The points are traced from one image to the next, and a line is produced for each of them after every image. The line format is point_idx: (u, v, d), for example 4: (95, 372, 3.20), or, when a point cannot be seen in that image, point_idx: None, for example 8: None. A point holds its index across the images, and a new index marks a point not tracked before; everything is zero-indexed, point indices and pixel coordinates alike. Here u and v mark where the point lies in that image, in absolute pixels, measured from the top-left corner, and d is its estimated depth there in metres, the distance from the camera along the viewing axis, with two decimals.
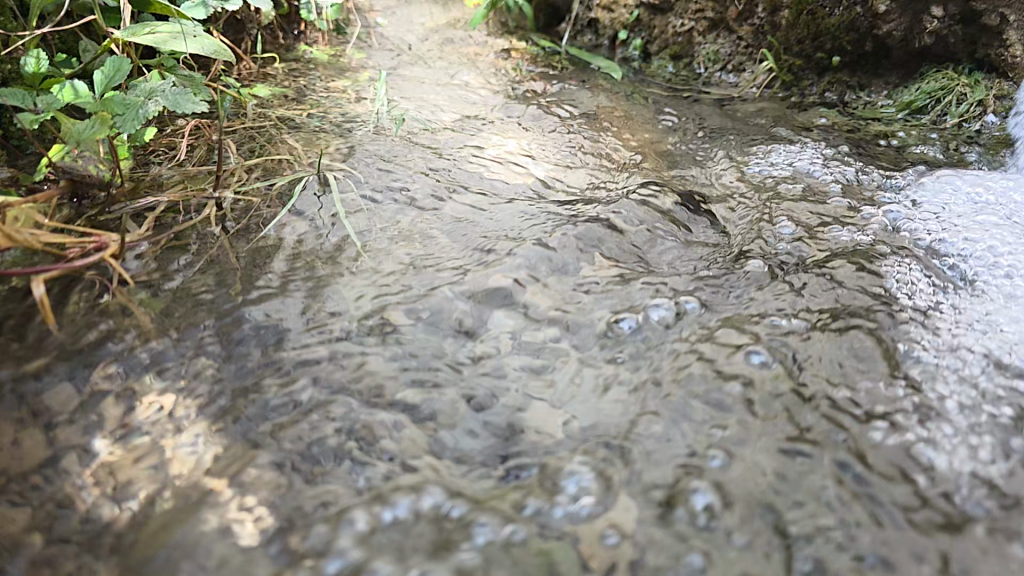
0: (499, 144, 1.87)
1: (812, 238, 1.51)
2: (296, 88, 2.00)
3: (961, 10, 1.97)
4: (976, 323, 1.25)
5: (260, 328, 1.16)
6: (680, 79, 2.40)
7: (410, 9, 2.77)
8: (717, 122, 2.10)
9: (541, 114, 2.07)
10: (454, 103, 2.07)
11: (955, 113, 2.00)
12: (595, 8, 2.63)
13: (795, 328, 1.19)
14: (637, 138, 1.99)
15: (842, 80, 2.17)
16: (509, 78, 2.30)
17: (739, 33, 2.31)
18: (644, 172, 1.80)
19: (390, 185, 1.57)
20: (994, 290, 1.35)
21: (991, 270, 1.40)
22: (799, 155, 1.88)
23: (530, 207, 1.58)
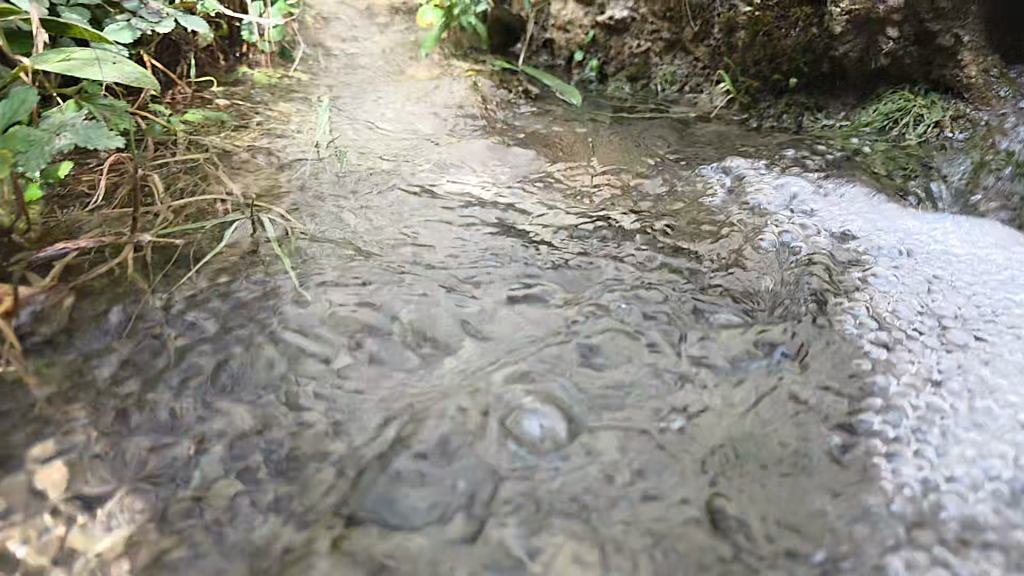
0: (445, 173, 1.79)
1: (767, 268, 1.46)
2: (235, 114, 1.90)
3: (916, 31, 1.93)
4: (931, 358, 1.21)
5: (182, 386, 1.07)
6: (636, 99, 2.35)
7: (362, 30, 2.69)
8: (674, 146, 2.04)
9: (494, 140, 2.00)
10: (403, 129, 1.99)
11: (912, 133, 1.98)
12: (550, 29, 2.58)
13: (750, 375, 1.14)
14: (591, 164, 1.93)
15: (799, 102, 2.13)
16: (461, 101, 2.22)
17: (696, 55, 2.27)
18: (597, 201, 1.74)
19: (328, 223, 1.49)
20: (947, 321, 1.31)
21: (949, 299, 1.37)
22: (752, 180, 1.84)
23: (481, 242, 1.50)
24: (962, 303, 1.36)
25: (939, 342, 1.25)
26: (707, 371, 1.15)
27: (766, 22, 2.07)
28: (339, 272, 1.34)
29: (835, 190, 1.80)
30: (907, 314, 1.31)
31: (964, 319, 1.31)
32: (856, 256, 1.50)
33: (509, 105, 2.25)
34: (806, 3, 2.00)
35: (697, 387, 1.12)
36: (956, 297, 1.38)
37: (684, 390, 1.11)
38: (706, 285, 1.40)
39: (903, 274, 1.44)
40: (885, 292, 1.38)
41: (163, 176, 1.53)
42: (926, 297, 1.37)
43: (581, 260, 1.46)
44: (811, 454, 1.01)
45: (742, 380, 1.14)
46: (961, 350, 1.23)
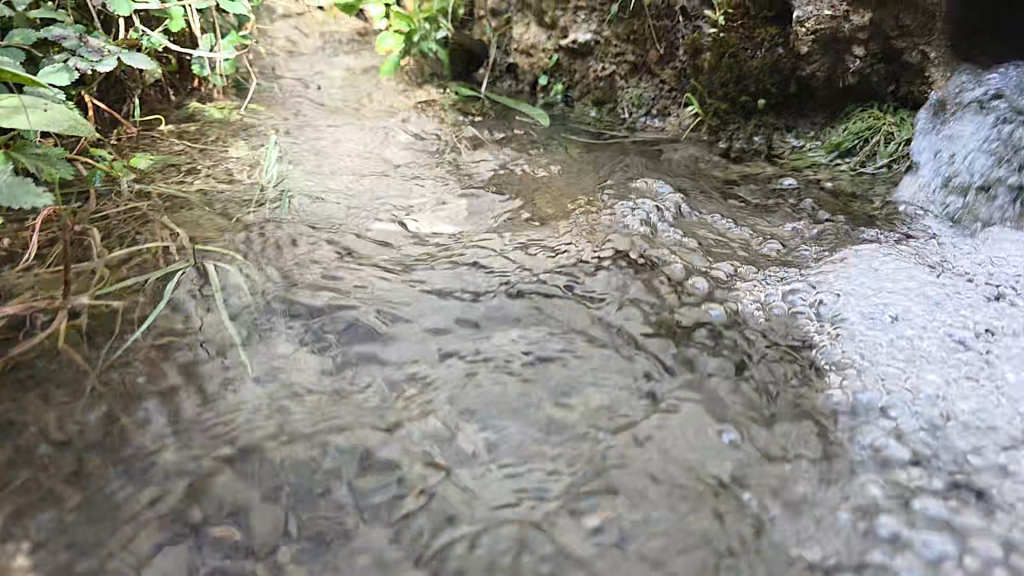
0: (405, 211, 1.71)
1: (742, 309, 1.42)
2: (183, 153, 1.82)
3: (882, 48, 1.92)
4: (918, 400, 1.17)
5: (128, 469, 1.00)
6: (602, 123, 2.30)
7: (320, 60, 2.62)
8: (644, 173, 1.98)
9: (457, 173, 1.93)
10: (361, 163, 1.91)
11: (883, 153, 1.94)
12: (513, 53, 2.53)
13: (727, 430, 1.11)
14: (559, 195, 1.87)
15: (769, 123, 2.09)
16: (422, 131, 2.15)
17: (662, 77, 2.22)
18: (565, 234, 1.67)
19: (283, 271, 1.41)
20: (933, 355, 1.27)
21: (923, 334, 1.33)
22: (723, 218, 1.79)
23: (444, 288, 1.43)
24: (937, 334, 1.33)
25: (927, 382, 1.21)
26: (686, 429, 1.11)
27: (732, 43, 2.03)
28: (299, 331, 1.27)
29: (810, 221, 1.78)
30: (890, 352, 1.28)
31: (952, 351, 1.28)
32: (834, 290, 1.47)
33: (473, 134, 2.18)
34: (773, 23, 1.97)
35: (676, 450, 1.07)
36: (931, 328, 1.34)
37: (664, 455, 1.06)
38: (686, 329, 1.34)
39: (875, 306, 1.41)
40: (867, 330, 1.34)
41: (103, 227, 1.45)
42: (899, 332, 1.33)
43: (555, 304, 1.40)
44: (797, 520, 0.97)
45: (725, 442, 1.09)
46: (949, 387, 1.20)
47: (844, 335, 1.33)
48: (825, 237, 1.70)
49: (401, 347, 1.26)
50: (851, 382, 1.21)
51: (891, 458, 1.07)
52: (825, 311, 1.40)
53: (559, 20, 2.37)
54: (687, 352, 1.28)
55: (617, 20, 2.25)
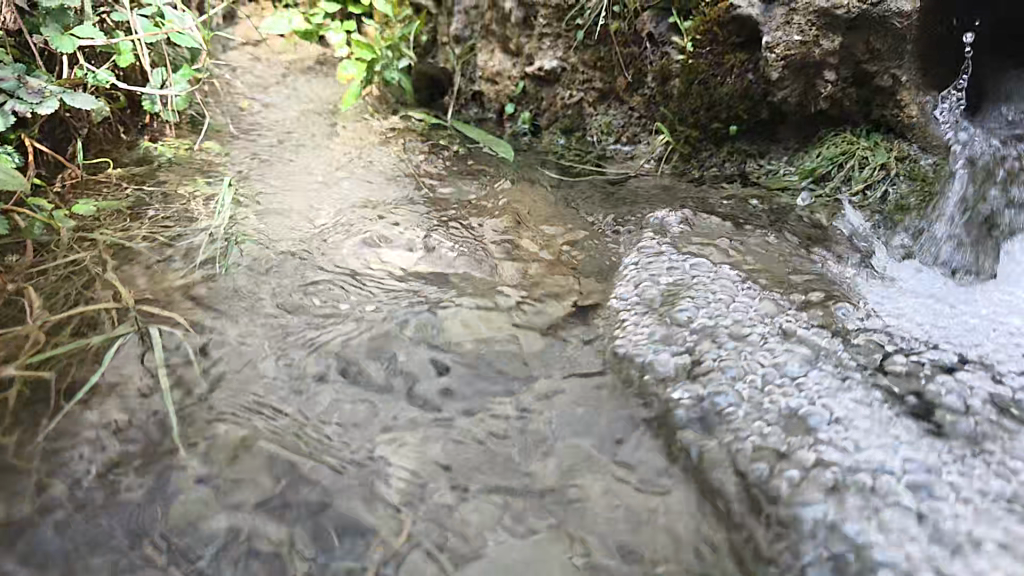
0: (369, 253, 1.63)
1: (728, 354, 1.36)
2: (131, 198, 1.72)
3: (853, 72, 1.89)
4: (917, 464, 1.12)
5: (78, 570, 0.93)
6: (573, 156, 2.22)
7: (278, 91, 2.55)
8: (618, 207, 1.92)
9: (423, 208, 1.86)
10: (323, 202, 1.83)
11: (859, 178, 1.90)
12: (478, 80, 2.48)
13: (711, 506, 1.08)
14: (527, 231, 1.80)
15: (741, 149, 2.04)
16: (386, 164, 2.08)
17: (631, 105, 2.17)
18: (537, 276, 1.61)
19: (236, 326, 1.33)
20: (940, 406, 1.24)
21: (915, 394, 1.27)
22: (700, 246, 1.74)
23: (415, 342, 1.36)
24: (930, 394, 1.27)
25: (936, 433, 1.19)
26: (671, 506, 1.08)
27: (703, 69, 1.98)
28: (258, 397, 1.20)
29: (794, 254, 1.73)
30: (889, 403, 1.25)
31: (949, 413, 1.23)
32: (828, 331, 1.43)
33: (439, 167, 2.11)
34: (741, 49, 1.93)
35: (659, 531, 1.04)
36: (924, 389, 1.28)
37: (647, 538, 1.03)
38: (664, 383, 1.30)
39: (866, 362, 1.35)
40: (865, 380, 1.30)
41: (40, 285, 1.36)
42: (891, 393, 1.28)
43: (528, 361, 1.36)
44: None
45: (711, 522, 1.06)
46: (945, 455, 1.15)
47: (833, 389, 1.28)
48: (818, 271, 1.65)
49: (372, 414, 1.20)
50: (838, 441, 1.17)
51: (886, 522, 1.03)
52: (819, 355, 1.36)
53: (525, 47, 2.32)
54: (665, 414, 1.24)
55: (583, 46, 2.20)
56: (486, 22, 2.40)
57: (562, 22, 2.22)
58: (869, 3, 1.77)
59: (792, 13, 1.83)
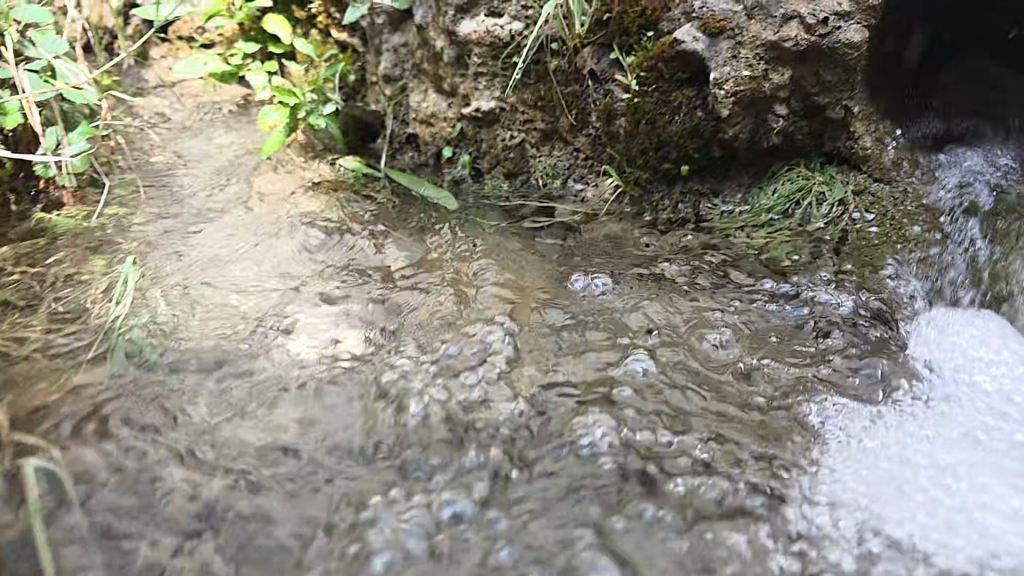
0: (305, 342, 1.49)
1: (703, 445, 1.29)
2: (21, 292, 1.53)
3: (803, 105, 1.81)
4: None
5: None
6: (519, 196, 2.10)
7: (194, 143, 2.35)
8: (568, 264, 1.81)
9: (362, 278, 1.72)
10: (246, 280, 1.67)
11: (817, 214, 1.84)
12: (412, 122, 2.33)
13: None
14: (473, 300, 1.66)
15: (694, 189, 1.95)
16: (314, 225, 1.91)
17: (576, 145, 2.05)
18: (489, 349, 1.49)
19: (142, 452, 1.20)
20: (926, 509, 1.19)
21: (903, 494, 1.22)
22: (651, 305, 1.65)
23: (366, 447, 1.25)
24: (916, 493, 1.22)
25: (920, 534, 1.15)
26: None
27: (649, 108, 1.87)
28: (175, 539, 1.07)
29: (760, 307, 1.66)
30: (894, 486, 1.23)
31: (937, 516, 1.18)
32: (810, 415, 1.37)
33: (376, 222, 1.98)
34: (688, 86, 1.83)
35: None
36: (911, 487, 1.23)
37: None
38: (626, 479, 1.21)
39: (851, 454, 1.29)
40: (845, 477, 1.25)
41: None
42: (874, 490, 1.22)
43: (479, 467, 1.22)
44: None
45: None
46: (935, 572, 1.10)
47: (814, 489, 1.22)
48: (791, 327, 1.60)
49: (314, 552, 1.07)
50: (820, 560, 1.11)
51: None
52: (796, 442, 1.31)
53: (460, 87, 2.16)
54: (631, 514, 1.15)
55: (522, 85, 2.07)
56: (418, 60, 2.29)
57: (497, 60, 2.08)
58: (816, 35, 1.70)
59: (738, 47, 1.74)
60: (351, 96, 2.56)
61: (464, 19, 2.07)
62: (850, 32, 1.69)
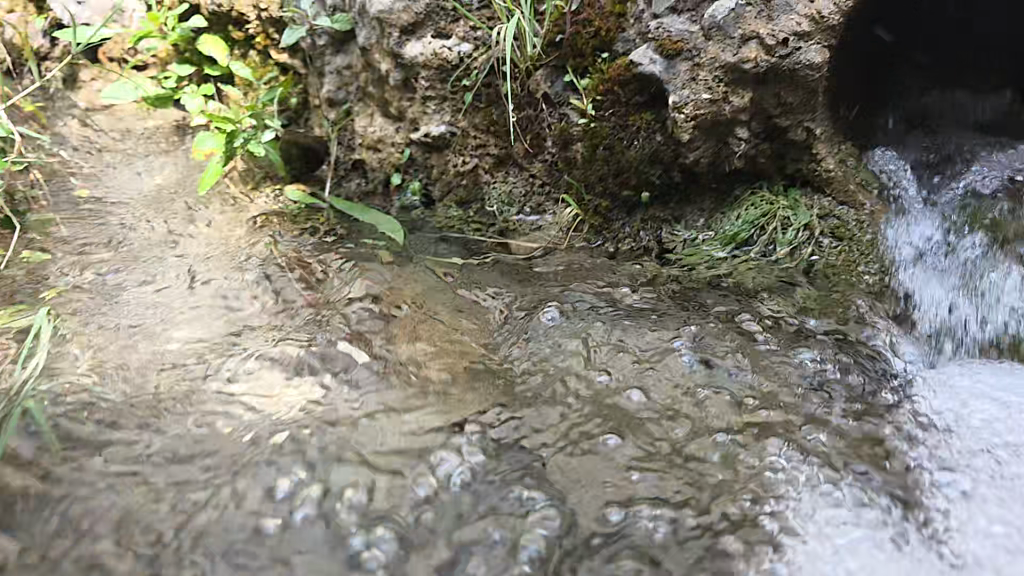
0: (243, 402, 1.37)
1: (680, 502, 1.20)
2: None
3: (765, 126, 1.75)
4: None
5: None
6: (472, 229, 1.98)
7: (127, 180, 2.22)
8: (525, 300, 1.71)
9: (306, 328, 1.60)
10: (178, 335, 1.55)
11: (783, 241, 1.77)
12: (358, 148, 2.20)
13: None
14: (426, 347, 1.56)
15: (655, 216, 1.88)
16: (255, 271, 1.81)
17: (531, 171, 1.95)
18: (444, 407, 1.38)
19: (58, 548, 1.08)
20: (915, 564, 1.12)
21: (895, 547, 1.15)
22: (615, 342, 1.57)
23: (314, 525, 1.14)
24: (903, 542, 1.15)
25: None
26: None
27: (605, 134, 1.81)
28: None
29: (728, 337, 1.57)
30: (884, 538, 1.16)
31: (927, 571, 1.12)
32: (795, 453, 1.29)
33: (323, 260, 1.88)
34: (646, 108, 1.77)
35: None
36: (898, 535, 1.17)
37: None
38: (596, 548, 1.12)
39: (839, 496, 1.21)
40: (834, 526, 1.17)
41: None
42: (863, 540, 1.15)
43: (437, 545, 1.12)
44: None
45: None
46: None
47: (800, 540, 1.14)
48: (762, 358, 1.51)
49: None
50: None
51: None
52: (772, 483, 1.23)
53: (408, 111, 2.05)
54: None
55: (473, 109, 1.98)
56: (362, 83, 2.17)
57: (446, 84, 1.98)
58: (777, 55, 1.64)
59: (698, 69, 1.68)
60: (293, 119, 2.42)
61: (410, 40, 1.97)
62: (811, 53, 1.63)
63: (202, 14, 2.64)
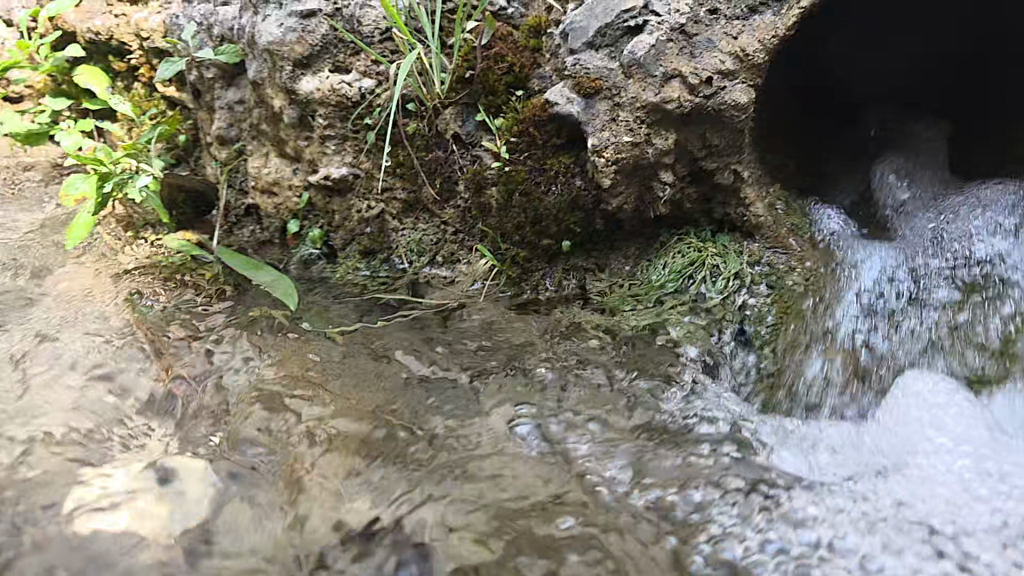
0: (98, 498, 1.16)
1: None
2: None
3: (690, 169, 1.64)
4: None
5: None
6: (378, 285, 1.80)
7: None
8: (434, 361, 1.54)
9: (183, 414, 1.39)
10: (19, 427, 1.30)
11: (713, 290, 1.65)
12: (251, 192, 1.99)
13: None
14: (317, 424, 1.34)
15: (576, 265, 1.74)
16: (121, 342, 1.57)
17: (442, 218, 1.79)
18: (337, 498, 1.18)
19: None
20: None
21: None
22: (533, 409, 1.39)
23: None
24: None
25: None
26: None
27: (522, 177, 1.67)
28: None
29: (658, 397, 1.43)
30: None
31: None
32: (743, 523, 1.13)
33: (207, 322, 1.67)
34: (565, 150, 1.64)
35: None
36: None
37: None
38: None
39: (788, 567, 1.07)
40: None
41: None
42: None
43: None
44: None
45: None
46: None
47: None
48: (697, 423, 1.37)
49: None
50: None
51: None
52: (714, 565, 1.07)
53: (305, 151, 1.86)
54: None
55: (377, 149, 1.80)
56: (255, 120, 1.97)
57: (346, 122, 1.80)
58: (700, 95, 1.53)
59: (617, 109, 1.55)
60: (181, 159, 2.18)
61: (305, 75, 1.78)
62: (736, 93, 1.54)
63: (78, 43, 2.39)
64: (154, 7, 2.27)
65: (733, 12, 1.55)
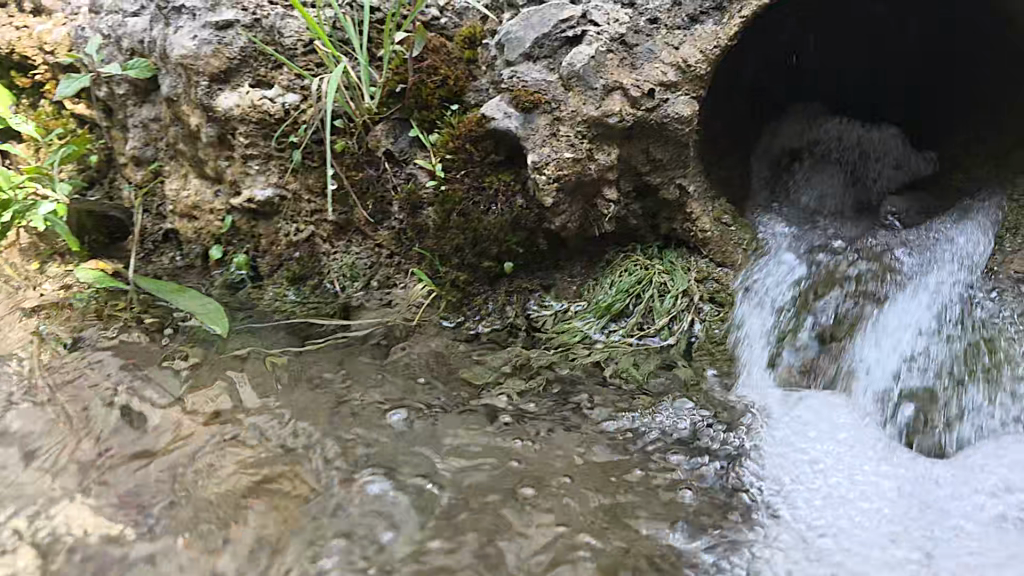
0: None
1: None
2: None
3: (634, 185, 1.60)
4: None
5: None
6: (308, 311, 1.68)
7: None
8: (369, 395, 1.42)
9: (87, 464, 1.23)
10: None
11: (661, 310, 1.58)
12: (170, 216, 1.85)
13: None
14: (242, 470, 1.22)
15: (520, 287, 1.66)
16: (21, 390, 1.41)
17: (376, 240, 1.69)
18: (262, 551, 1.06)
19: None
20: None
21: None
22: (478, 446, 1.29)
23: None
24: None
25: None
26: None
27: (459, 198, 1.59)
28: None
29: (607, 425, 1.36)
30: None
31: None
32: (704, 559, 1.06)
33: (119, 360, 1.52)
34: (503, 167, 1.56)
35: None
36: None
37: None
38: None
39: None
40: None
41: None
42: None
43: None
44: None
45: None
46: None
47: None
48: (650, 452, 1.30)
49: None
50: None
51: None
52: None
53: (226, 172, 1.72)
54: None
55: (304, 168, 1.69)
56: (171, 139, 1.83)
57: (270, 139, 1.68)
58: (643, 108, 1.47)
59: (558, 123, 1.47)
60: (93, 182, 2.02)
61: (222, 90, 1.66)
62: (678, 105, 1.48)
63: None
64: (57, 19, 2.11)
65: (674, 22, 1.50)
